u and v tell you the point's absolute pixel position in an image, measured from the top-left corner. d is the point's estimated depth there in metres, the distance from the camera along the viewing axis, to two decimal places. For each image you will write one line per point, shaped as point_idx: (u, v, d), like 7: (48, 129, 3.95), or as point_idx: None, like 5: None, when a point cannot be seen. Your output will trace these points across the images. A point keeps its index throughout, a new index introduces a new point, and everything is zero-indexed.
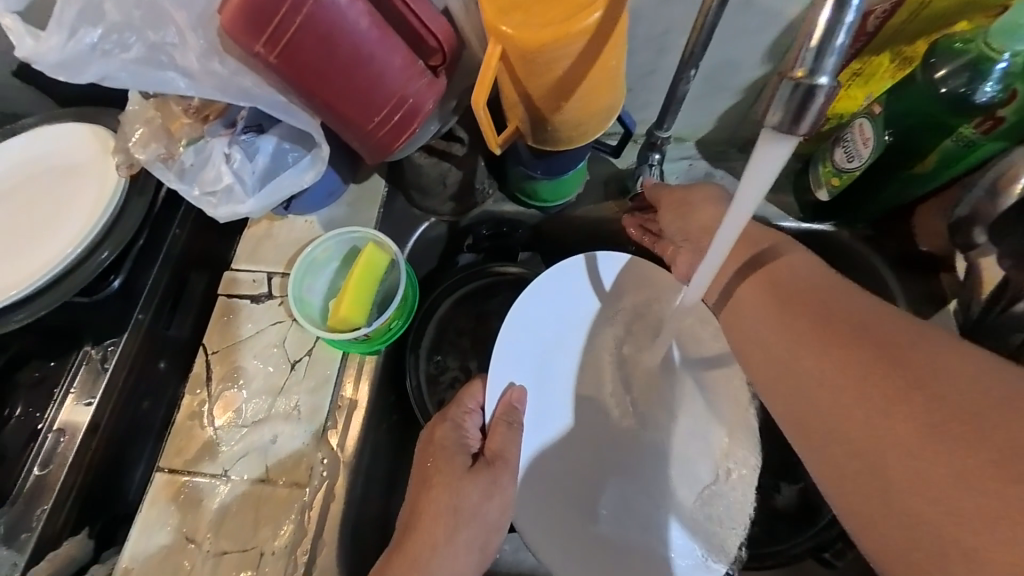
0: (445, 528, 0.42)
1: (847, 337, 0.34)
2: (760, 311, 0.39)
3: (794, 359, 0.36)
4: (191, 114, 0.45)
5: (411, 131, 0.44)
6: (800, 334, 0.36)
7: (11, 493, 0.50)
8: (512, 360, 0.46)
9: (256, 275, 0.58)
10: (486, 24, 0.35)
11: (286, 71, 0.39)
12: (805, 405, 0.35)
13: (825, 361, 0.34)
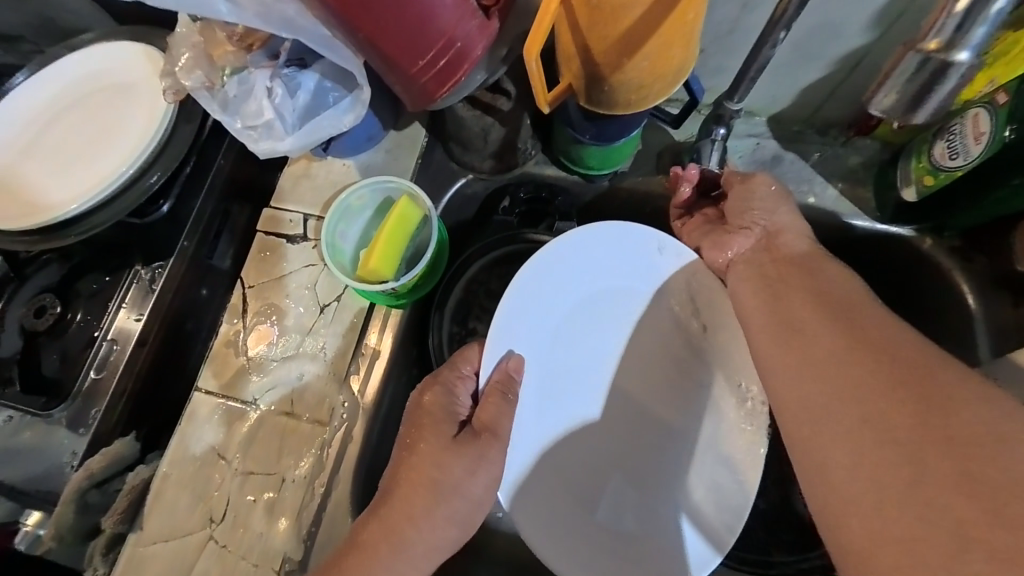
0: (425, 502, 0.42)
1: (868, 351, 0.36)
2: (792, 309, 0.40)
3: (817, 360, 0.37)
4: (234, 41, 0.43)
5: (456, 78, 0.41)
6: (828, 352, 0.37)
7: (70, 391, 0.54)
8: (516, 328, 0.45)
9: (294, 216, 0.58)
10: None
11: (333, 4, 0.36)
12: (820, 406, 0.36)
13: (848, 369, 0.35)
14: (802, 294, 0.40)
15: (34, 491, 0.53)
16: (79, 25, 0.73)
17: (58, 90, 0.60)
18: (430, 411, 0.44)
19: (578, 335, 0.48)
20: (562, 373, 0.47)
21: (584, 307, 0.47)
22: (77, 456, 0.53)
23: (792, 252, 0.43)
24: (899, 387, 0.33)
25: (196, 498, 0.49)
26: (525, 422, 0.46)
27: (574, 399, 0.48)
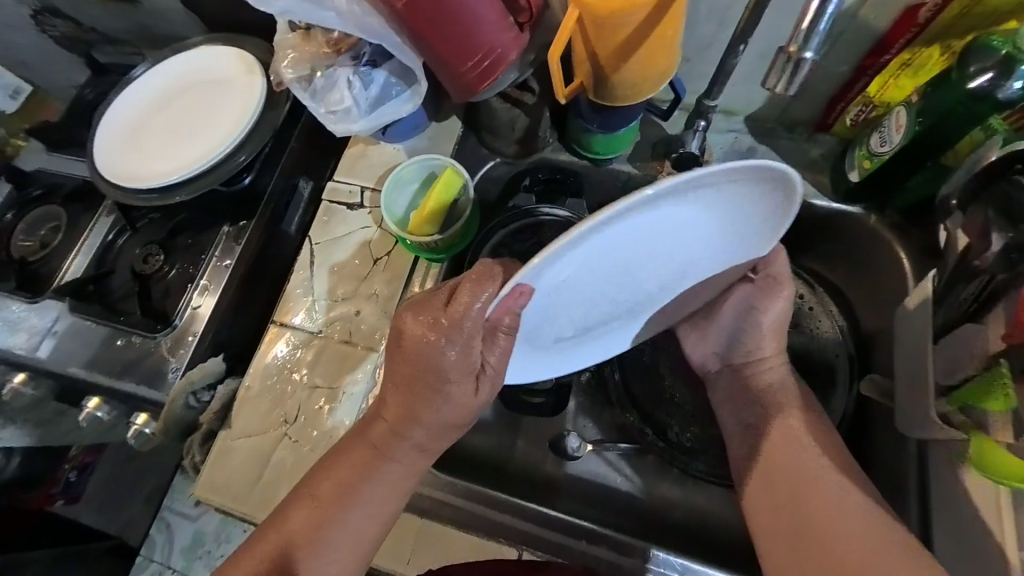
0: (437, 433, 0.50)
1: (812, 454, 0.49)
2: (762, 412, 0.53)
3: (772, 470, 0.50)
4: (330, 45, 0.57)
5: (495, 76, 0.54)
6: (797, 442, 0.50)
7: (174, 321, 0.67)
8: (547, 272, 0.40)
9: (352, 187, 0.72)
10: None
11: (407, 18, 0.49)
12: (773, 498, 0.49)
13: (801, 458, 0.49)
14: (772, 415, 0.52)
15: (143, 393, 0.65)
16: (176, 32, 0.88)
17: (168, 82, 0.75)
18: (416, 355, 0.45)
19: (628, 254, 0.43)
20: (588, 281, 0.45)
21: (644, 238, 0.41)
22: (177, 369, 0.65)
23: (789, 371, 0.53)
24: (828, 476, 0.47)
25: (273, 403, 0.61)
26: (528, 323, 0.48)
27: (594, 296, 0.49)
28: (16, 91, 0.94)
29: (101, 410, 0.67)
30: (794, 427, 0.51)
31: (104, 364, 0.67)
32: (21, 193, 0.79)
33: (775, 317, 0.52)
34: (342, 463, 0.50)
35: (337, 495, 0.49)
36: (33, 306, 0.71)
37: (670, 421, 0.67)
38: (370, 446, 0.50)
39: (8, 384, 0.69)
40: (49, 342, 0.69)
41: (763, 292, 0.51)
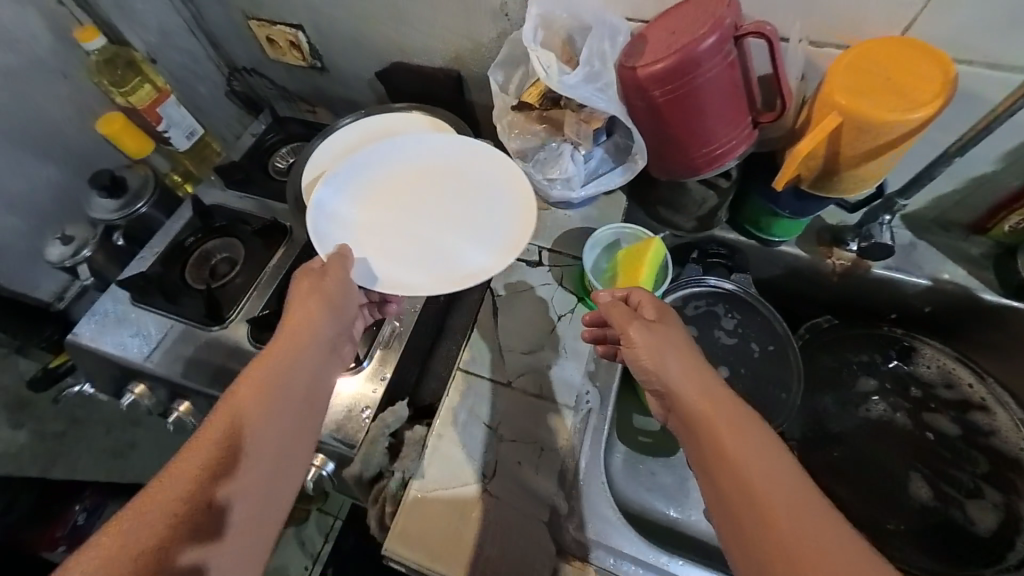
0: (310, 357, 0.55)
1: (779, 474, 0.42)
2: (722, 438, 0.44)
3: (747, 506, 0.41)
4: (576, 124, 0.63)
5: (722, 164, 0.60)
6: (780, 479, 0.41)
7: (362, 357, 0.71)
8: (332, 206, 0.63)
9: (528, 246, 0.77)
10: (839, 103, 0.49)
11: (662, 110, 0.55)
12: (753, 539, 0.40)
13: (773, 482, 0.41)
14: (735, 436, 0.44)
15: (326, 435, 0.66)
16: (360, 94, 1.00)
17: (360, 138, 0.82)
18: (299, 305, 0.56)
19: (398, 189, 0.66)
20: (443, 228, 0.63)
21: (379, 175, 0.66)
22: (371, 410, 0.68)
23: (701, 384, 0.48)
24: (796, 499, 0.40)
25: (469, 453, 0.61)
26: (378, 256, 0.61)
27: (422, 223, 0.64)
28: (191, 133, 0.98)
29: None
30: (768, 460, 0.42)
31: None
32: (204, 223, 0.83)
33: (663, 339, 0.51)
34: (254, 387, 0.50)
35: (249, 415, 0.48)
36: (211, 337, 0.74)
37: (857, 502, 0.69)
38: (271, 365, 0.52)
39: (174, 412, 0.73)
40: (227, 372, 0.71)
41: (647, 325, 0.52)
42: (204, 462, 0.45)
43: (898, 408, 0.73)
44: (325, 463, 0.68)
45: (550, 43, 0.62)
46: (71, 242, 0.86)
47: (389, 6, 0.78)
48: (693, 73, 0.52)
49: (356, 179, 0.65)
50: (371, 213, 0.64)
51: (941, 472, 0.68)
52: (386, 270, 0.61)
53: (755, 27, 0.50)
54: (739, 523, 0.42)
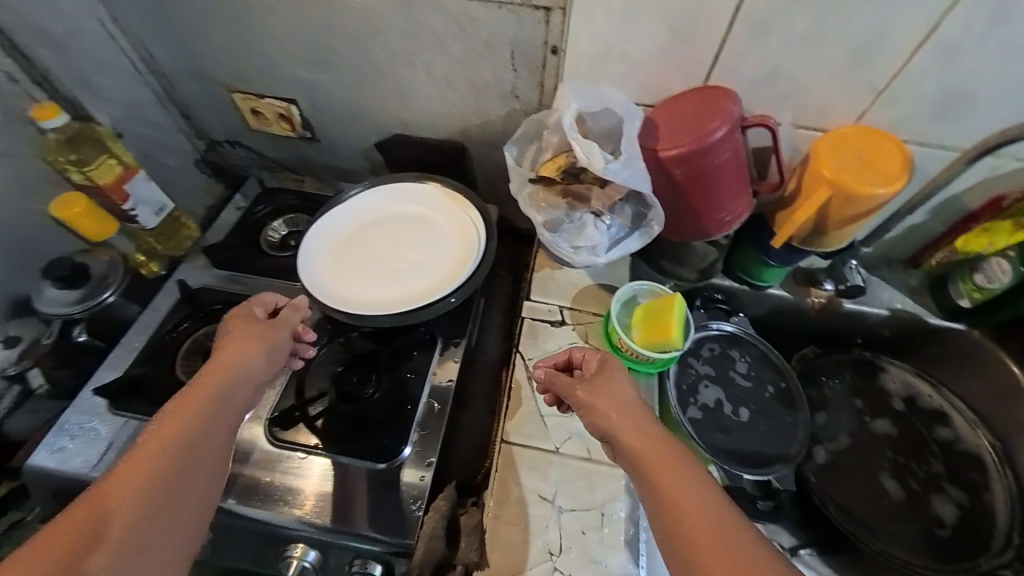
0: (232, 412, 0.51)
1: (714, 515, 0.43)
2: (661, 472, 0.45)
3: (681, 543, 0.42)
4: (602, 198, 0.68)
5: (729, 228, 0.69)
6: (710, 504, 0.43)
7: (402, 445, 0.65)
8: (317, 250, 0.75)
9: (550, 306, 0.79)
10: (827, 179, 0.61)
11: (681, 185, 0.64)
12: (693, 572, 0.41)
13: (706, 523, 0.42)
14: (671, 474, 0.45)
15: (373, 538, 0.60)
16: (353, 162, 1.01)
17: (382, 207, 0.81)
18: (236, 351, 0.55)
19: (375, 235, 0.78)
20: (405, 265, 0.75)
21: (359, 225, 0.79)
22: (420, 501, 0.62)
23: (638, 420, 0.50)
24: (726, 540, 0.41)
25: (529, 533, 0.58)
26: (350, 289, 0.72)
27: (391, 261, 0.75)
28: (161, 208, 0.90)
29: (311, 553, 0.61)
30: (698, 486, 0.44)
31: (320, 505, 0.61)
32: (196, 307, 0.76)
33: (606, 388, 0.53)
34: (177, 419, 0.47)
35: (147, 489, 0.42)
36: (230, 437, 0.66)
37: (864, 515, 0.75)
38: (197, 406, 0.48)
39: None
40: (247, 483, 0.62)
41: (589, 378, 0.55)
42: (102, 518, 0.39)
43: (860, 418, 0.83)
44: (371, 571, 0.60)
45: (578, 128, 0.68)
46: (15, 343, 0.73)
47: (396, 85, 0.82)
48: (710, 156, 0.61)
49: (338, 228, 0.79)
50: (347, 255, 0.76)
51: (907, 472, 0.79)
52: (362, 303, 0.71)
53: (757, 119, 0.60)
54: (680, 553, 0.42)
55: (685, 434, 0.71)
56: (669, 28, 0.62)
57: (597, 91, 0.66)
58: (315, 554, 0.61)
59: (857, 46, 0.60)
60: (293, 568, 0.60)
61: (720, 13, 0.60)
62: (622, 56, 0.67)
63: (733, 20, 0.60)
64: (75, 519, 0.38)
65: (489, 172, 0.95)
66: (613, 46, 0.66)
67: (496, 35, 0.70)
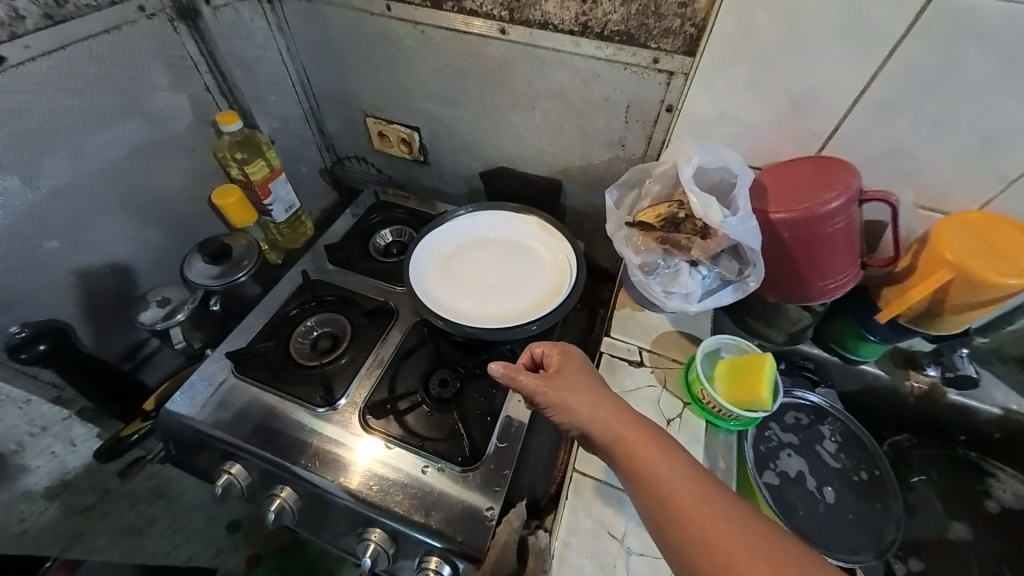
0: None
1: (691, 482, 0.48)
2: (634, 449, 0.51)
3: (667, 511, 0.47)
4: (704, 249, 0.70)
5: (830, 295, 0.69)
6: (676, 466, 0.49)
7: (482, 454, 0.69)
8: (421, 260, 0.83)
9: (629, 345, 0.80)
10: (950, 262, 0.60)
11: (787, 247, 0.66)
12: (673, 530, 0.46)
13: (684, 488, 0.47)
14: (646, 449, 0.50)
15: (448, 536, 0.63)
16: (455, 187, 1.11)
17: (482, 230, 0.89)
18: None
19: (473, 255, 0.85)
20: (497, 286, 0.81)
21: (459, 243, 0.87)
22: (494, 509, 0.65)
23: (608, 409, 0.54)
24: (705, 502, 0.46)
25: (598, 567, 0.58)
26: (446, 300, 0.78)
27: (485, 281, 0.81)
28: (291, 207, 1.04)
29: (387, 538, 0.64)
30: (662, 452, 0.50)
31: (403, 494, 0.66)
32: (313, 296, 0.87)
33: (575, 380, 0.57)
34: None
35: None
36: (329, 416, 0.72)
37: None
38: None
39: (273, 499, 0.68)
40: (341, 461, 0.68)
41: (553, 379, 0.58)
42: None
43: (960, 523, 0.75)
44: (440, 569, 0.62)
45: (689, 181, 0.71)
46: (167, 304, 0.84)
47: (512, 125, 0.92)
48: (823, 223, 0.63)
49: (440, 243, 0.86)
50: (447, 270, 0.83)
51: None
52: (456, 314, 0.76)
53: (877, 194, 0.62)
54: (660, 515, 0.47)
55: (764, 500, 0.68)
56: (789, 101, 0.66)
57: (717, 151, 0.70)
58: (390, 541, 0.65)
59: (991, 136, 0.60)
60: (370, 550, 0.64)
61: (844, 93, 0.63)
62: (736, 120, 0.71)
63: (857, 99, 0.63)
64: None
65: (580, 211, 1.00)
66: (729, 112, 0.71)
67: (616, 92, 0.77)
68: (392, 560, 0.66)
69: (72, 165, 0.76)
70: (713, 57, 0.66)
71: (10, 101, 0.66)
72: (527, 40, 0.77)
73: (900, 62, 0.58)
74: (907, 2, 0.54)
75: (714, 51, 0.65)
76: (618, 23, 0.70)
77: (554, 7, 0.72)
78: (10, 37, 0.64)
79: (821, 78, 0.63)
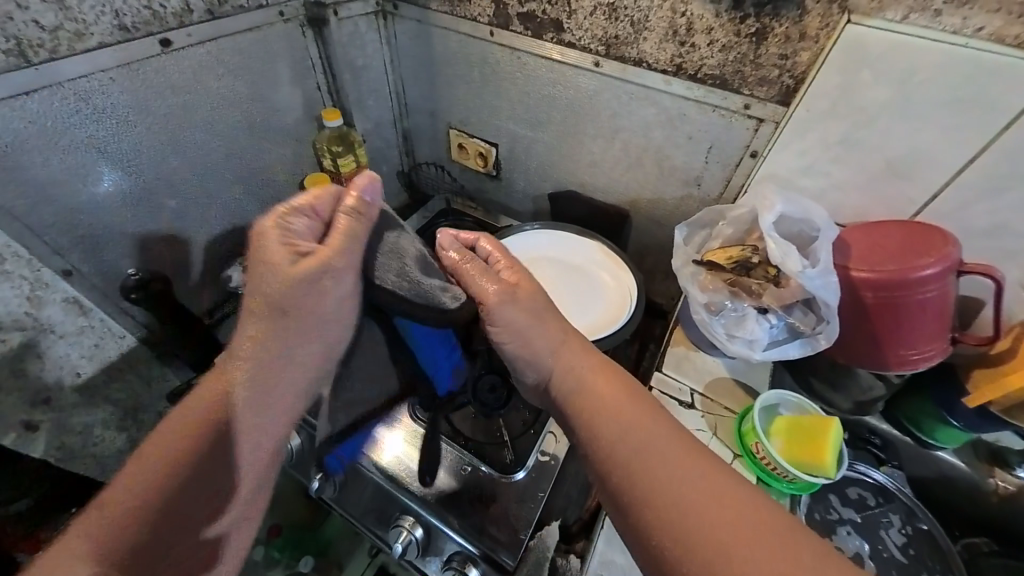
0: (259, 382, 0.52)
1: (648, 431, 0.48)
2: (593, 386, 0.54)
3: (610, 443, 0.49)
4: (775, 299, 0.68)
5: (911, 366, 0.65)
6: (627, 403, 0.52)
7: (522, 464, 0.68)
8: None
9: (681, 384, 0.78)
10: None
11: (869, 310, 0.63)
12: (612, 454, 0.48)
13: (628, 417, 0.50)
14: (603, 387, 0.54)
15: (478, 539, 0.63)
16: (521, 204, 1.15)
17: (545, 247, 0.91)
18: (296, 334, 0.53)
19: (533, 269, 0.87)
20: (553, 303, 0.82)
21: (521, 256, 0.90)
22: (527, 526, 0.63)
23: (570, 347, 0.59)
24: (663, 450, 0.47)
25: None
26: None
27: None
28: None
29: (418, 529, 0.65)
30: (618, 390, 0.53)
31: (442, 491, 0.67)
32: None
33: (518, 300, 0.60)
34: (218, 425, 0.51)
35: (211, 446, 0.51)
36: None
37: None
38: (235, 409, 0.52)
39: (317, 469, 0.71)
40: (387, 445, 0.70)
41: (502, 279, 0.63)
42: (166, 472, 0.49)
43: None
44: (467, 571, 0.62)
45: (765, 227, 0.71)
46: None
47: (589, 154, 0.95)
48: (913, 290, 0.60)
49: None
50: None
51: None
52: None
53: (979, 268, 0.59)
54: (603, 441, 0.50)
55: None
56: (886, 161, 0.65)
57: (804, 203, 0.69)
58: (421, 533, 0.66)
59: None
60: (402, 537, 0.65)
61: (947, 160, 0.61)
62: (823, 175, 0.70)
63: (963, 167, 0.60)
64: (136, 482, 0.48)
65: (643, 244, 1.01)
66: (817, 166, 0.70)
67: (699, 132, 0.78)
68: (421, 553, 0.67)
69: (200, 140, 0.87)
70: (809, 110, 0.66)
71: (168, 79, 0.78)
72: (618, 75, 0.80)
73: (1016, 136, 0.56)
74: None
75: (810, 106, 0.65)
76: (712, 67, 0.71)
77: (651, 47, 0.75)
78: (178, 26, 0.76)
79: (923, 143, 0.61)
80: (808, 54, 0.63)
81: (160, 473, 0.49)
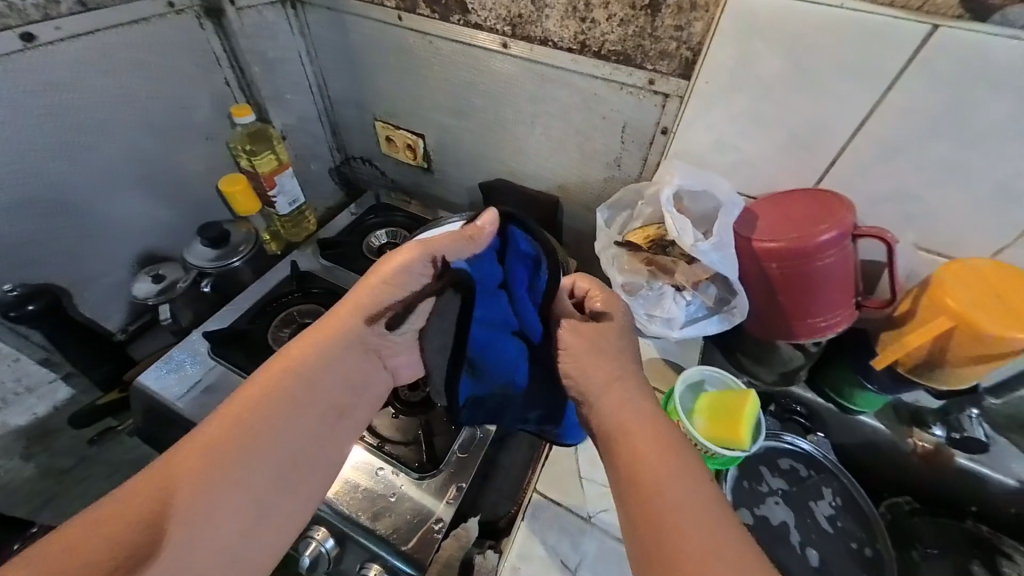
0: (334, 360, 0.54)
1: (701, 495, 0.43)
2: (640, 432, 0.48)
3: (652, 499, 0.43)
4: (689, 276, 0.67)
5: (821, 332, 0.65)
6: (677, 458, 0.46)
7: (441, 462, 0.66)
8: None
9: None
10: (951, 310, 0.57)
11: (774, 279, 0.63)
12: (652, 512, 0.42)
13: (677, 472, 0.44)
14: (652, 434, 0.48)
15: (392, 543, 0.60)
16: (456, 196, 1.12)
17: None
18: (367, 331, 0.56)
19: None
20: None
21: None
22: (443, 523, 0.61)
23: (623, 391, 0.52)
24: (714, 517, 0.41)
25: None
26: None
27: None
28: (295, 202, 1.07)
29: (330, 540, 0.62)
30: (668, 441, 0.47)
31: (359, 497, 0.63)
32: (302, 288, 0.87)
33: (595, 352, 0.55)
34: (269, 387, 0.49)
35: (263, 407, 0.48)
36: None
37: None
38: (286, 375, 0.51)
39: None
40: None
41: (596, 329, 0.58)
42: (228, 437, 0.46)
43: None
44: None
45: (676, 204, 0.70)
46: (161, 280, 0.87)
47: (513, 140, 0.92)
48: (812, 256, 0.60)
49: None
50: None
51: None
52: None
53: (872, 231, 0.59)
54: (644, 496, 0.44)
55: None
56: (788, 131, 0.64)
57: (706, 176, 0.68)
58: (334, 543, 0.62)
59: (1005, 178, 0.56)
60: (310, 550, 0.61)
61: (844, 126, 0.61)
62: (733, 148, 0.70)
63: (857, 131, 0.60)
64: (209, 444, 0.45)
65: (577, 229, 0.99)
66: (725, 139, 0.69)
67: (614, 111, 0.77)
68: (334, 563, 0.64)
69: (92, 143, 0.80)
70: (710, 82, 0.65)
71: (42, 76, 0.71)
72: (529, 56, 0.78)
73: (901, 97, 0.56)
74: (909, 37, 0.52)
75: (709, 78, 0.65)
76: (615, 43, 0.69)
77: (555, 24, 0.73)
78: (42, 18, 0.68)
79: (820, 109, 0.61)
80: (702, 24, 0.62)
81: (230, 443, 0.46)
